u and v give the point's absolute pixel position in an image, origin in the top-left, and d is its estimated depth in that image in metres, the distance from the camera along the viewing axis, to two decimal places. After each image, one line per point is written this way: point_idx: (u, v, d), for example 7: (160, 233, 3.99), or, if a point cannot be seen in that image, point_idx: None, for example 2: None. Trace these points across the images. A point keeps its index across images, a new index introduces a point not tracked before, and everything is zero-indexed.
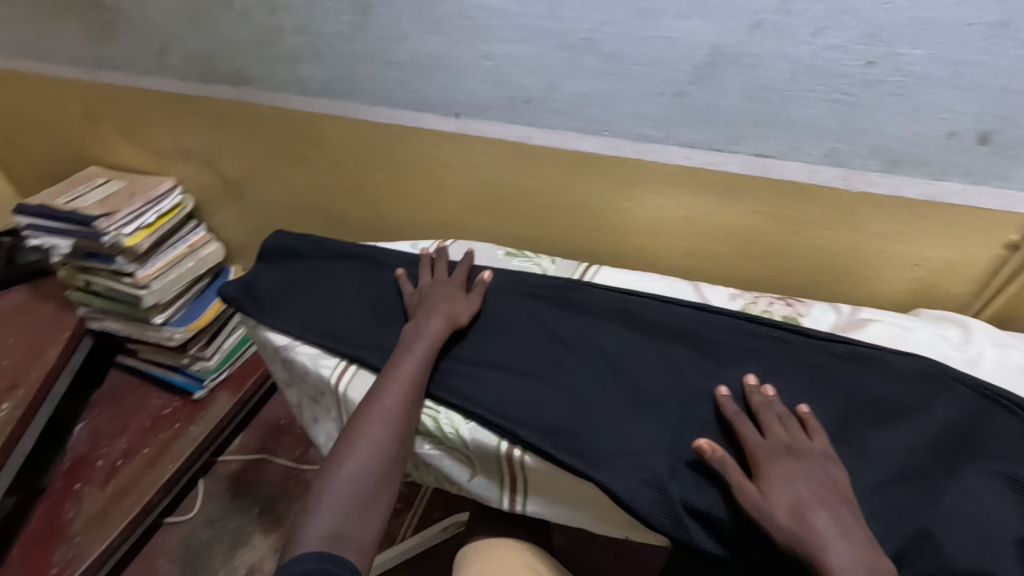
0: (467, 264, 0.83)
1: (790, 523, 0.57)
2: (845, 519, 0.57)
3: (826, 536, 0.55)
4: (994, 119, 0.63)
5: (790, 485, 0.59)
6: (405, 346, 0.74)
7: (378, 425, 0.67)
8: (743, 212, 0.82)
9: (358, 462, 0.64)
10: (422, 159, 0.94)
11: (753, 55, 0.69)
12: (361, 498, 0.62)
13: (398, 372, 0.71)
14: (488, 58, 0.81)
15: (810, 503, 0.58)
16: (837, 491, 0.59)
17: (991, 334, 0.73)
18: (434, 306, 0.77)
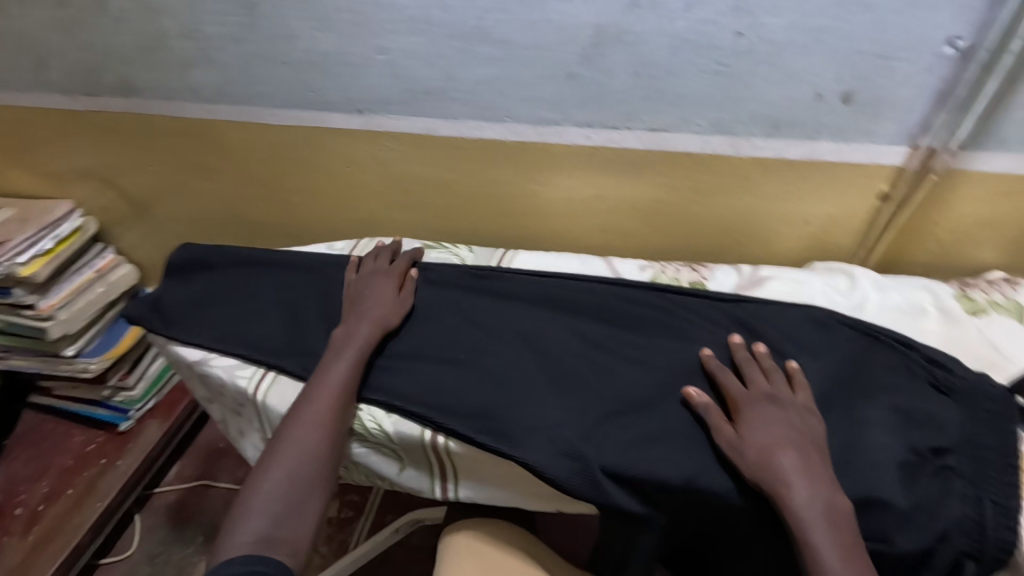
0: (411, 257, 0.79)
1: (768, 464, 0.55)
2: (817, 467, 0.55)
3: (800, 480, 0.54)
4: (853, 79, 0.67)
5: (770, 428, 0.57)
6: (336, 351, 0.68)
7: (316, 421, 0.62)
8: (646, 187, 0.84)
9: (298, 458, 0.59)
10: (331, 159, 0.93)
11: (633, 34, 0.68)
12: (295, 500, 0.57)
13: (342, 366, 0.66)
14: (382, 52, 0.77)
15: (789, 447, 0.56)
16: (814, 440, 0.57)
17: (873, 279, 0.76)
18: (367, 312, 0.71)
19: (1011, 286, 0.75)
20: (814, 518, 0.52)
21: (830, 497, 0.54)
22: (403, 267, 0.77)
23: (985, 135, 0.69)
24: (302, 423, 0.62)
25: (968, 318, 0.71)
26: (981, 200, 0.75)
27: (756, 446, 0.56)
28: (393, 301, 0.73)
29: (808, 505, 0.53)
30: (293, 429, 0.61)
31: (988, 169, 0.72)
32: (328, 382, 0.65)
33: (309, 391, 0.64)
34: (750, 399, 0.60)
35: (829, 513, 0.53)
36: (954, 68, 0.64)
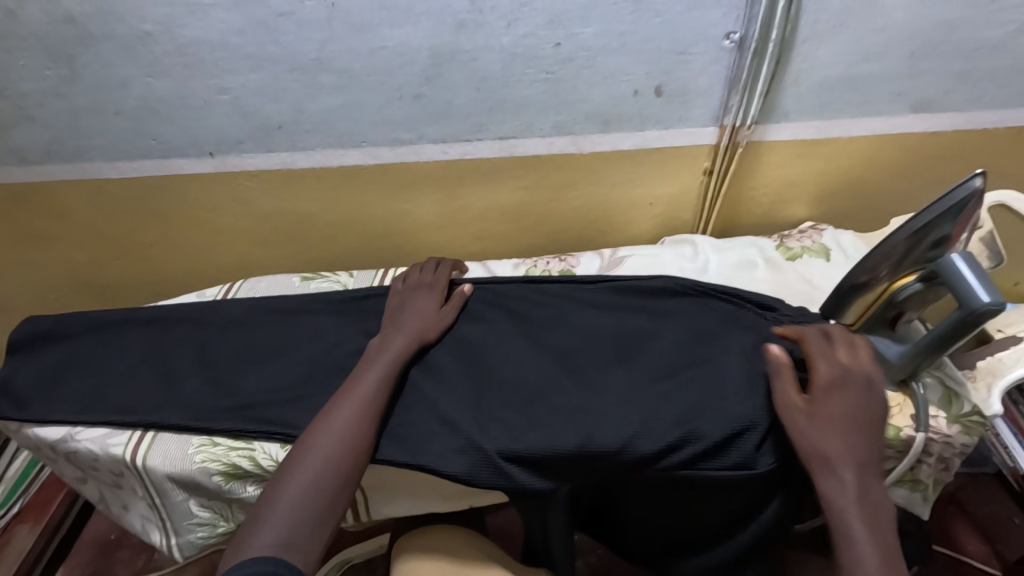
0: (451, 268, 0.81)
1: (821, 449, 0.54)
2: (869, 457, 0.54)
3: (852, 470, 0.53)
4: (660, 74, 0.77)
5: (836, 409, 0.56)
6: (366, 363, 0.67)
7: (347, 429, 0.60)
8: (506, 191, 0.90)
9: (325, 463, 0.57)
10: (189, 206, 0.90)
11: (467, 52, 0.74)
12: (317, 511, 0.54)
13: (376, 376, 0.65)
14: (224, 92, 0.77)
15: (847, 435, 0.55)
16: (877, 421, 0.57)
17: (711, 243, 0.88)
18: (405, 322, 0.73)
19: (818, 232, 0.88)
20: (852, 509, 0.51)
21: (877, 496, 0.53)
22: (444, 282, 0.79)
23: (771, 111, 0.83)
24: (331, 429, 0.59)
25: (787, 263, 0.84)
26: (782, 165, 0.89)
27: (815, 431, 0.55)
28: (434, 314, 0.74)
29: (853, 500, 0.52)
30: (320, 434, 0.59)
31: (781, 138, 0.86)
32: (362, 390, 0.63)
33: (341, 398, 0.62)
34: (824, 371, 0.58)
35: (872, 507, 0.52)
36: (735, 58, 0.76)
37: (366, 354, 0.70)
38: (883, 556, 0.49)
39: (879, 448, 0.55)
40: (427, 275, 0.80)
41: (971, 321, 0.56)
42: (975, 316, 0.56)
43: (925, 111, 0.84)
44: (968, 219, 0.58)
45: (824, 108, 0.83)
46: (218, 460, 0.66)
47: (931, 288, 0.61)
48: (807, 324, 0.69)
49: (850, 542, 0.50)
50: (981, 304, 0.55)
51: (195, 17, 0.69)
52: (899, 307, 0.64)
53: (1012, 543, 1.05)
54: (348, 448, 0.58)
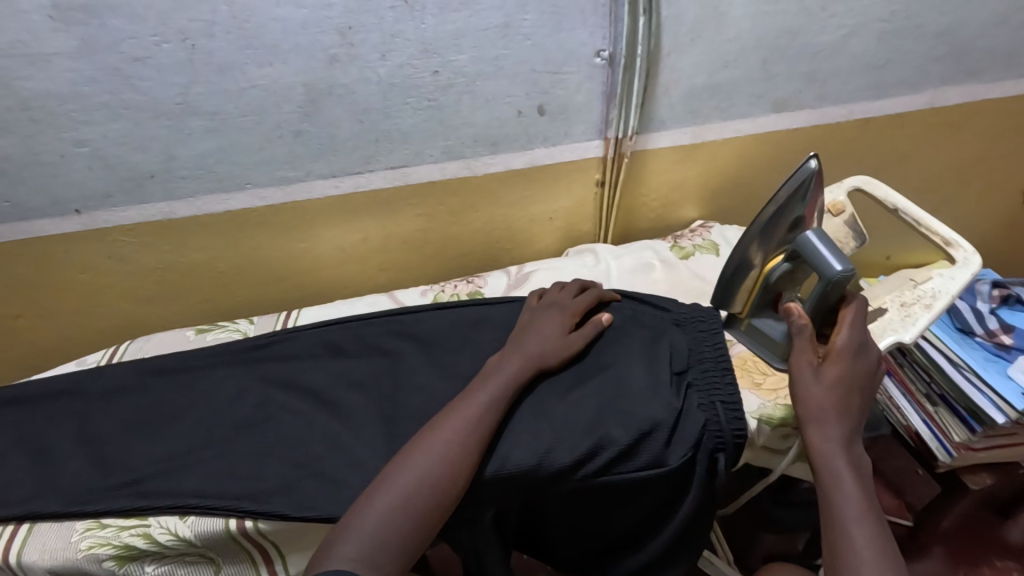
0: (596, 292, 0.77)
1: (820, 403, 0.57)
2: (858, 418, 0.57)
3: (845, 427, 0.55)
4: (540, 94, 0.80)
5: (845, 368, 0.58)
6: (482, 380, 0.65)
7: (445, 450, 0.57)
8: (406, 220, 0.90)
9: (418, 483, 0.54)
10: (60, 269, 0.83)
11: (343, 86, 0.73)
12: (394, 536, 0.52)
13: (486, 396, 0.62)
14: (82, 144, 0.71)
15: (846, 393, 0.57)
16: (868, 389, 0.59)
17: (611, 250, 0.91)
18: (528, 343, 0.70)
19: (707, 229, 0.94)
20: (842, 459, 0.54)
21: (860, 452, 0.56)
22: (581, 306, 0.75)
23: (648, 121, 0.87)
24: (430, 447, 0.57)
25: (681, 262, 0.88)
26: (666, 171, 0.94)
27: (820, 387, 0.57)
28: (563, 339, 0.70)
29: (843, 453, 0.54)
30: (421, 448, 0.57)
31: (662, 145, 0.90)
32: (469, 408, 0.61)
33: (453, 410, 0.60)
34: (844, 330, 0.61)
35: (858, 466, 0.54)
36: (607, 73, 0.80)
37: (485, 369, 0.68)
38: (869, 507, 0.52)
39: (866, 413, 0.59)
40: (565, 296, 0.77)
41: (831, 291, 0.61)
42: (832, 286, 0.61)
43: (785, 110, 0.91)
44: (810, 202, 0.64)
45: (694, 114, 0.88)
46: (109, 543, 0.60)
47: (798, 266, 0.66)
48: (700, 319, 0.72)
49: (841, 487, 0.52)
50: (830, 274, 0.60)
51: (37, 67, 0.65)
52: (775, 289, 0.68)
53: (917, 494, 1.14)
54: (441, 471, 0.55)
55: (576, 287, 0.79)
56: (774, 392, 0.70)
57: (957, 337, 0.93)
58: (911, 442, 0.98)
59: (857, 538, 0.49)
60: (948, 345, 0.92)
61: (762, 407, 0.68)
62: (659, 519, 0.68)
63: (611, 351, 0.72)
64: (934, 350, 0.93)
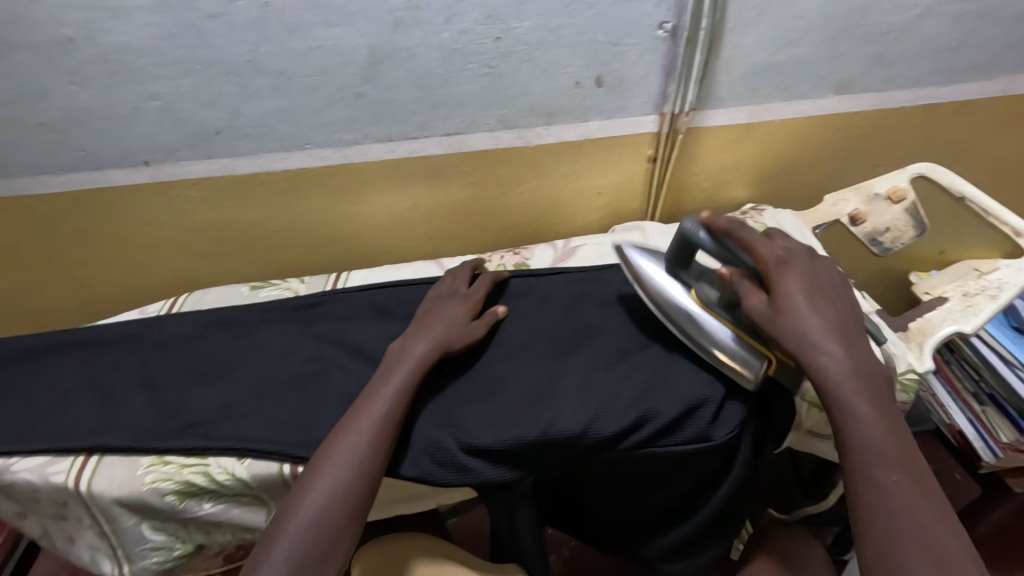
0: (489, 280, 0.77)
1: (809, 334, 0.57)
2: (848, 332, 0.58)
3: (841, 352, 0.56)
4: (599, 65, 0.79)
5: (807, 297, 0.59)
6: (388, 369, 0.65)
7: (352, 461, 0.57)
8: (457, 188, 0.91)
9: (332, 497, 0.55)
10: (124, 220, 0.86)
11: (406, 49, 0.73)
12: (315, 549, 0.53)
13: (389, 395, 0.62)
14: (155, 98, 0.74)
15: (825, 322, 0.58)
16: (837, 301, 0.60)
17: (659, 229, 0.91)
18: (428, 326, 0.69)
19: (759, 212, 0.92)
20: (847, 385, 0.54)
21: (865, 363, 0.56)
22: (480, 295, 0.75)
23: (706, 97, 0.86)
24: (338, 459, 0.57)
25: None
26: (719, 150, 0.93)
27: (797, 319, 0.58)
28: (467, 324, 0.71)
29: (850, 375, 0.55)
30: (330, 463, 0.57)
31: (718, 123, 0.89)
32: (371, 412, 0.60)
33: (351, 421, 0.60)
34: (778, 263, 0.62)
35: (869, 382, 0.55)
36: (668, 46, 0.78)
37: (388, 357, 0.68)
38: (886, 425, 0.53)
39: (852, 321, 0.59)
40: (462, 287, 0.77)
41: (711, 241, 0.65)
42: (715, 237, 0.66)
43: (848, 92, 0.88)
44: (657, 256, 0.71)
45: (753, 93, 0.86)
46: (170, 479, 0.63)
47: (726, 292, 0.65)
48: None
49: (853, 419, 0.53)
50: (692, 232, 0.65)
51: (117, 20, 0.67)
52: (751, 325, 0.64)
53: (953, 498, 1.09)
54: (349, 480, 0.56)
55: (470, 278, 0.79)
56: None
57: (1012, 336, 0.90)
58: (955, 440, 0.95)
59: (880, 472, 0.51)
60: (1002, 343, 0.90)
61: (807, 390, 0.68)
62: (694, 499, 0.68)
63: (658, 327, 0.72)
64: (986, 346, 0.90)
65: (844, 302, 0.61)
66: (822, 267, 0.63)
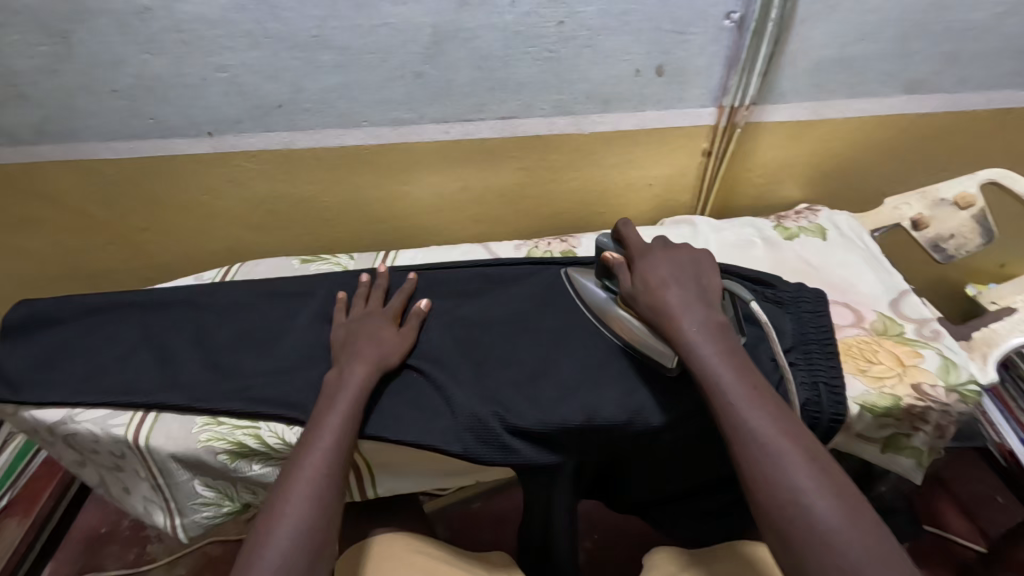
0: (402, 295, 0.75)
1: (661, 305, 0.58)
2: (700, 289, 0.60)
3: (690, 313, 0.57)
4: (661, 54, 0.78)
5: (657, 272, 0.62)
6: (327, 399, 0.61)
7: (312, 491, 0.53)
8: (507, 173, 0.91)
9: (298, 524, 0.50)
10: (184, 188, 0.89)
11: (468, 30, 0.74)
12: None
13: (335, 421, 0.58)
14: (222, 70, 0.76)
15: (678, 293, 0.59)
16: (694, 277, 0.62)
17: (710, 224, 0.89)
18: (360, 349, 0.66)
19: (814, 212, 0.90)
20: (697, 340, 0.55)
21: (715, 321, 0.57)
22: (398, 307, 0.73)
23: (769, 91, 0.84)
24: (296, 493, 0.52)
25: (785, 243, 0.85)
26: (777, 147, 0.91)
27: (655, 289, 0.60)
28: (394, 336, 0.69)
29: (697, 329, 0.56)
30: (286, 499, 0.52)
31: (777, 119, 0.87)
32: (321, 440, 0.57)
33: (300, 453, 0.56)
34: (641, 254, 0.65)
35: (717, 335, 0.55)
36: (734, 37, 0.77)
37: (324, 387, 0.63)
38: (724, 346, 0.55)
39: (706, 276, 0.62)
40: (366, 304, 0.74)
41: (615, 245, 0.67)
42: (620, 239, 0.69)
43: (917, 92, 0.85)
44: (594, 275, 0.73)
45: (818, 89, 0.84)
46: (224, 438, 0.65)
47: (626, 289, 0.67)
48: (805, 299, 0.70)
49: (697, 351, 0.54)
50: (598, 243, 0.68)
51: None
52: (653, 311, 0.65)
53: (992, 519, 1.05)
54: (318, 502, 0.52)
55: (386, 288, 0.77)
56: (880, 380, 0.65)
57: None
58: (1005, 460, 0.90)
59: (731, 391, 0.51)
60: None
61: (867, 394, 0.64)
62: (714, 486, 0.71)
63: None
64: None
65: (699, 272, 0.62)
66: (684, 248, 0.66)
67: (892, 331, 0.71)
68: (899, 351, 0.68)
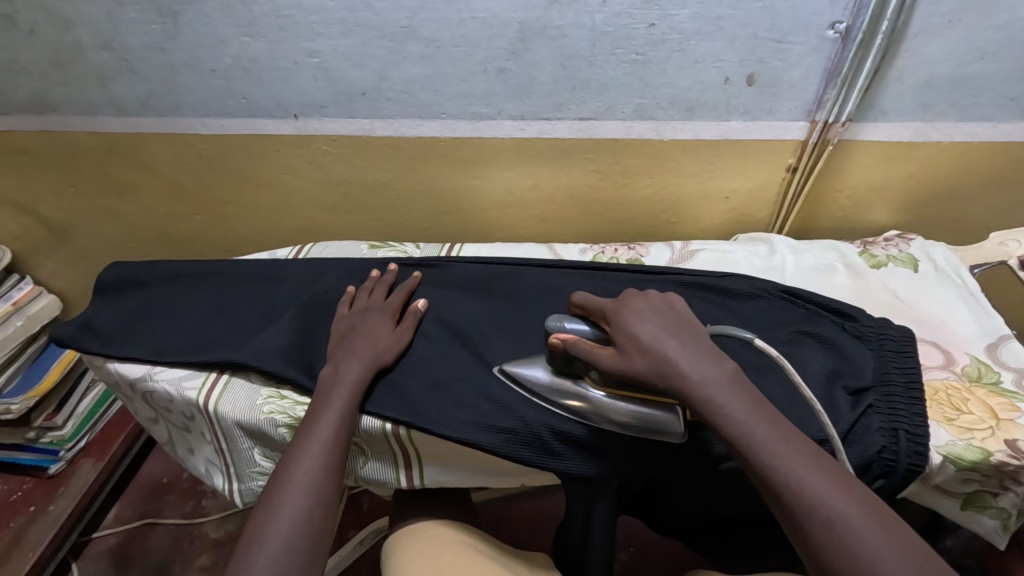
0: (404, 290, 0.76)
1: (646, 340, 0.53)
2: (706, 348, 0.53)
3: (680, 345, 0.53)
4: (754, 63, 0.74)
5: (639, 323, 0.55)
6: (321, 399, 0.62)
7: (309, 484, 0.54)
8: (579, 174, 0.89)
9: (298, 521, 0.51)
10: (266, 167, 0.93)
11: (556, 28, 0.73)
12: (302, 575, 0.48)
13: (334, 416, 0.60)
14: (314, 55, 0.78)
15: (661, 325, 0.55)
16: (680, 315, 0.57)
17: (787, 243, 0.85)
18: (357, 347, 0.67)
19: (906, 241, 0.84)
20: (705, 380, 0.50)
21: (709, 349, 0.53)
22: (397, 303, 0.74)
23: (868, 108, 0.79)
24: (294, 485, 0.53)
25: (870, 271, 0.80)
26: (870, 168, 0.85)
27: (639, 333, 0.54)
28: (390, 334, 0.69)
29: (696, 356, 0.52)
30: (286, 487, 0.53)
31: (875, 138, 0.82)
32: (321, 434, 0.58)
33: (298, 450, 0.57)
34: (614, 310, 0.58)
35: (724, 374, 0.51)
36: (837, 49, 0.72)
37: (318, 386, 0.64)
38: (836, 484, 0.43)
39: (694, 322, 0.56)
40: (363, 299, 0.75)
41: (577, 323, 0.59)
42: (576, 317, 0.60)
43: None
44: (535, 361, 0.65)
45: (926, 109, 0.78)
46: (285, 412, 0.67)
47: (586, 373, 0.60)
48: (890, 337, 0.65)
49: (804, 497, 0.43)
50: (551, 325, 0.60)
51: None
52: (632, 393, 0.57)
53: None
54: (317, 500, 0.53)
55: (388, 285, 0.78)
56: (968, 431, 0.60)
57: None
58: None
59: (749, 429, 0.47)
60: None
61: (952, 444, 0.59)
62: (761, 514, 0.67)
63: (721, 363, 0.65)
64: None
65: (682, 316, 0.57)
66: (646, 295, 0.59)
67: (987, 378, 0.65)
68: (993, 402, 0.62)
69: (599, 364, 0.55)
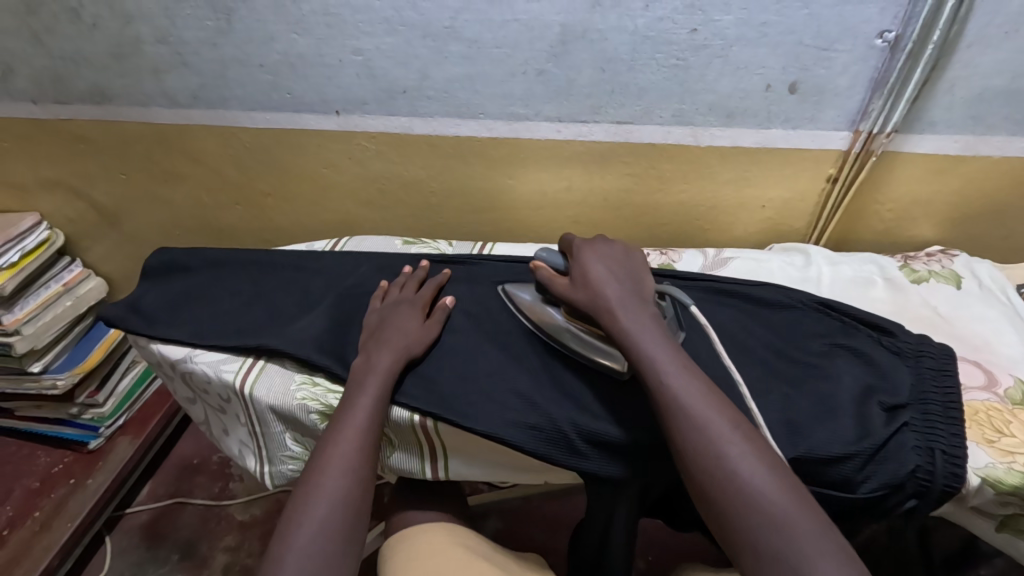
0: (435, 284, 0.77)
1: (590, 276, 0.63)
2: (641, 294, 0.61)
3: (615, 282, 0.62)
4: (797, 70, 0.74)
5: (592, 260, 0.65)
6: (356, 386, 0.63)
7: (344, 468, 0.55)
8: (614, 178, 0.89)
9: (335, 504, 0.53)
10: (307, 162, 0.95)
11: (598, 31, 0.73)
12: (337, 558, 0.50)
13: (367, 402, 0.61)
14: (358, 53, 0.80)
15: (608, 265, 0.64)
16: (630, 263, 0.66)
17: (825, 254, 0.84)
18: (389, 337, 0.68)
19: (949, 257, 0.82)
20: (624, 310, 0.58)
21: (637, 290, 0.62)
22: (428, 296, 0.75)
23: (914, 119, 0.77)
24: (330, 469, 0.55)
25: (911, 286, 0.78)
26: (915, 181, 0.83)
27: (588, 267, 0.64)
28: (420, 327, 0.71)
29: (622, 292, 0.61)
30: (322, 471, 0.55)
31: (920, 151, 0.80)
32: (355, 422, 0.59)
33: (333, 434, 0.58)
34: (581, 246, 0.67)
35: (641, 309, 0.59)
36: (885, 58, 0.71)
37: (352, 374, 0.65)
38: (716, 403, 0.51)
39: (641, 273, 0.65)
40: (394, 291, 0.76)
41: (556, 256, 0.69)
42: (561, 250, 0.71)
43: None
44: (528, 287, 0.75)
45: (976, 122, 0.76)
46: (317, 399, 0.69)
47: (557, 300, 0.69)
48: (929, 355, 0.63)
49: (688, 411, 0.50)
50: (538, 254, 0.70)
51: None
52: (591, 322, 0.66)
53: None
54: (352, 485, 0.54)
55: (420, 278, 0.79)
56: (1010, 455, 0.58)
57: None
58: None
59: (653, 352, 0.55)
60: None
61: (992, 467, 0.57)
62: None
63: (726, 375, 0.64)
64: None
65: (636, 266, 0.65)
66: (618, 243, 0.68)
67: None
68: None
69: (554, 290, 0.66)
